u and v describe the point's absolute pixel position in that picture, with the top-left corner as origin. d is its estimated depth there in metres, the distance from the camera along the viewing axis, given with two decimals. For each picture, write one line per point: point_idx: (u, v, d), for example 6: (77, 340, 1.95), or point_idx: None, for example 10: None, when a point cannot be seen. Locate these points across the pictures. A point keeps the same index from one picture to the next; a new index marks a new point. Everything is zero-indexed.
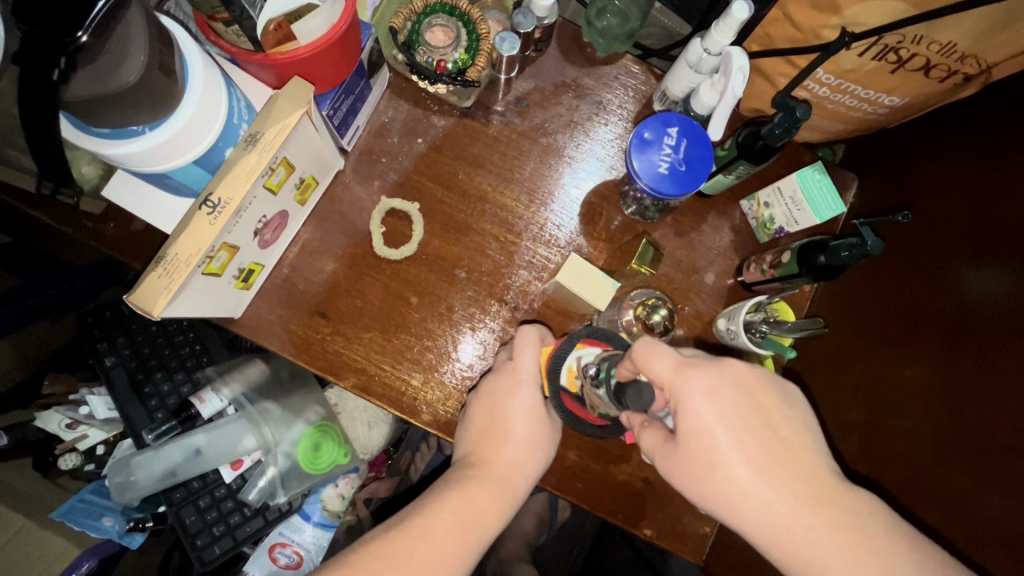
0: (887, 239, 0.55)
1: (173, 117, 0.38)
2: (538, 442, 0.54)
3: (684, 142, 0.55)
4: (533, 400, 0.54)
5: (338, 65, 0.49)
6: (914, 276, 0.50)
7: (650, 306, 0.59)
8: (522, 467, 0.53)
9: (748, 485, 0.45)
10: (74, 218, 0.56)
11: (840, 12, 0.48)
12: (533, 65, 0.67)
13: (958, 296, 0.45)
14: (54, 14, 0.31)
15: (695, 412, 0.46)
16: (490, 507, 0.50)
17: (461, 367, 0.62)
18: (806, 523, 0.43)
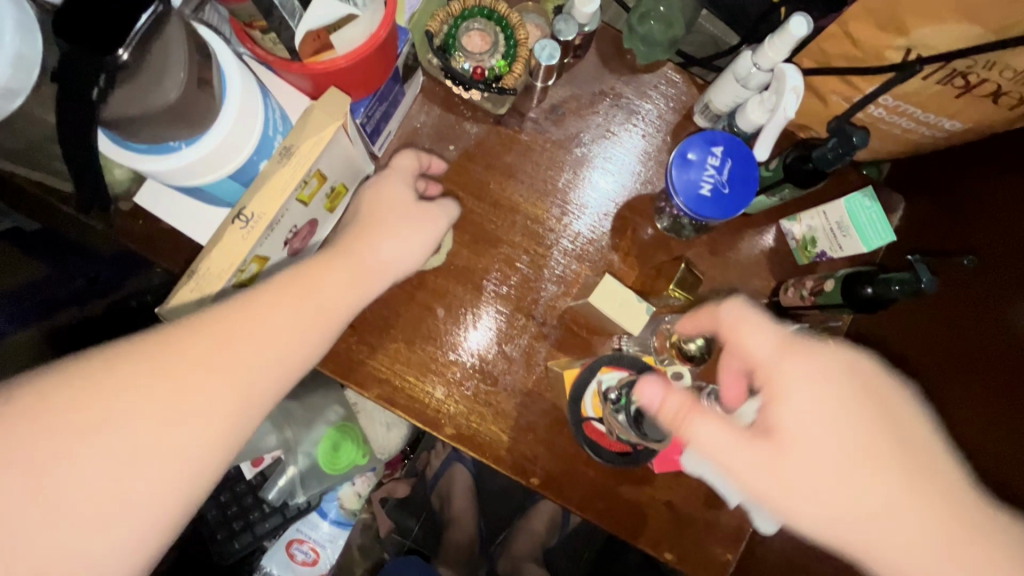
0: None
1: (210, 132, 0.38)
2: (402, 236, 0.51)
3: (728, 162, 0.52)
4: (404, 192, 0.52)
5: (374, 75, 0.48)
6: None
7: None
8: (388, 259, 0.50)
9: (846, 472, 0.40)
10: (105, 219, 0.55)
11: (907, 33, 0.45)
12: (570, 72, 0.65)
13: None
14: (95, 31, 0.30)
15: (798, 395, 0.42)
16: (328, 305, 0.46)
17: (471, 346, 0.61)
18: (899, 511, 0.39)
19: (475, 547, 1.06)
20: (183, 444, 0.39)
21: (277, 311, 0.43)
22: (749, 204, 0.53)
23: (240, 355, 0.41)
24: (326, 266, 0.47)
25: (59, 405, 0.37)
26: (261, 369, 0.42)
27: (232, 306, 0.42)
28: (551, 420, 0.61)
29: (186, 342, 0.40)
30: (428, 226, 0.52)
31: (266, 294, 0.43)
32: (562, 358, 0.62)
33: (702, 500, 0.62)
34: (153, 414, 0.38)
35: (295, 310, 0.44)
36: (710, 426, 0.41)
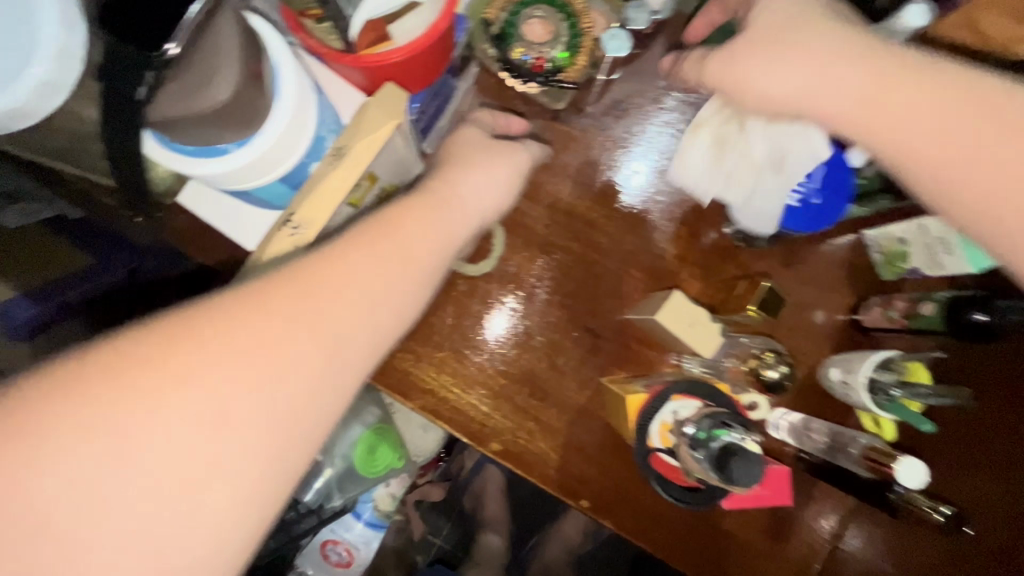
0: None
1: (260, 134, 0.35)
2: (484, 179, 0.47)
3: (822, 169, 0.47)
4: (479, 133, 0.50)
5: (432, 68, 0.44)
6: None
7: (769, 360, 0.54)
8: (467, 210, 0.44)
9: (886, 76, 0.39)
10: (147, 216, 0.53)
11: None
12: (635, 64, 0.60)
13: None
14: (144, 24, 0.28)
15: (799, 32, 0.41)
16: (419, 248, 0.40)
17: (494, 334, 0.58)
18: (961, 153, 0.37)
19: (507, 551, 1.04)
20: (273, 393, 0.33)
21: (362, 254, 0.37)
22: (841, 214, 0.49)
23: (331, 304, 0.35)
24: (411, 206, 0.41)
25: (151, 352, 0.31)
26: (352, 308, 0.36)
27: (343, 240, 0.37)
28: (603, 439, 0.58)
29: (288, 275, 0.35)
30: (511, 161, 0.49)
31: (358, 234, 0.38)
32: (617, 374, 0.57)
33: (764, 534, 0.57)
34: (257, 345, 0.32)
35: (395, 243, 0.38)
36: (745, 41, 0.43)
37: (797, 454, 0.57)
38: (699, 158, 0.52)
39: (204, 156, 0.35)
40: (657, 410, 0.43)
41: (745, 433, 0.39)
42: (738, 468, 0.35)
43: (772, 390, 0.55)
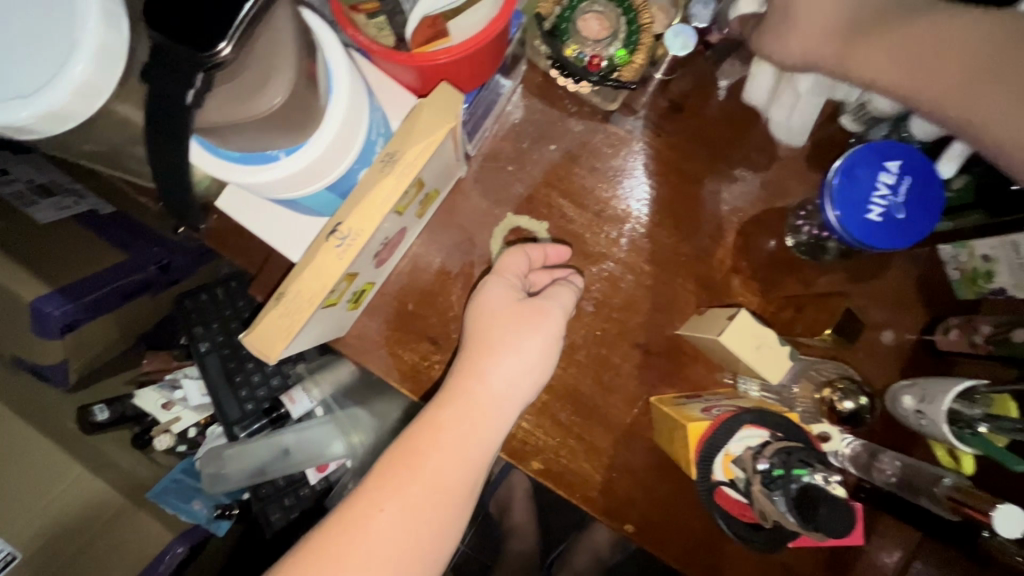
0: None
1: (310, 141, 0.32)
2: (522, 353, 0.46)
3: (907, 180, 0.43)
4: (510, 293, 0.48)
5: (487, 67, 0.41)
6: None
7: (848, 389, 0.49)
8: (502, 399, 0.46)
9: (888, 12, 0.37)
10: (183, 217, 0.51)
11: None
12: (693, 62, 0.56)
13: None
14: (196, 21, 0.25)
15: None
16: (446, 462, 0.44)
17: None
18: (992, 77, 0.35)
19: (533, 559, 1.01)
20: None
21: (391, 510, 0.42)
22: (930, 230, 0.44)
23: (376, 526, 0.41)
24: (437, 422, 0.44)
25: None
26: (394, 528, 0.42)
27: (382, 483, 0.43)
28: (650, 461, 0.55)
29: (340, 530, 0.41)
30: (544, 328, 0.47)
31: (391, 470, 0.43)
32: (667, 393, 0.54)
33: (822, 567, 0.53)
34: (336, 569, 0.40)
35: (423, 484, 0.43)
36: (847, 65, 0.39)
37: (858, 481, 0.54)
38: (764, 83, 0.51)
39: (251, 162, 0.32)
40: (720, 442, 0.40)
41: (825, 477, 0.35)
42: (816, 512, 0.32)
43: (851, 424, 0.50)
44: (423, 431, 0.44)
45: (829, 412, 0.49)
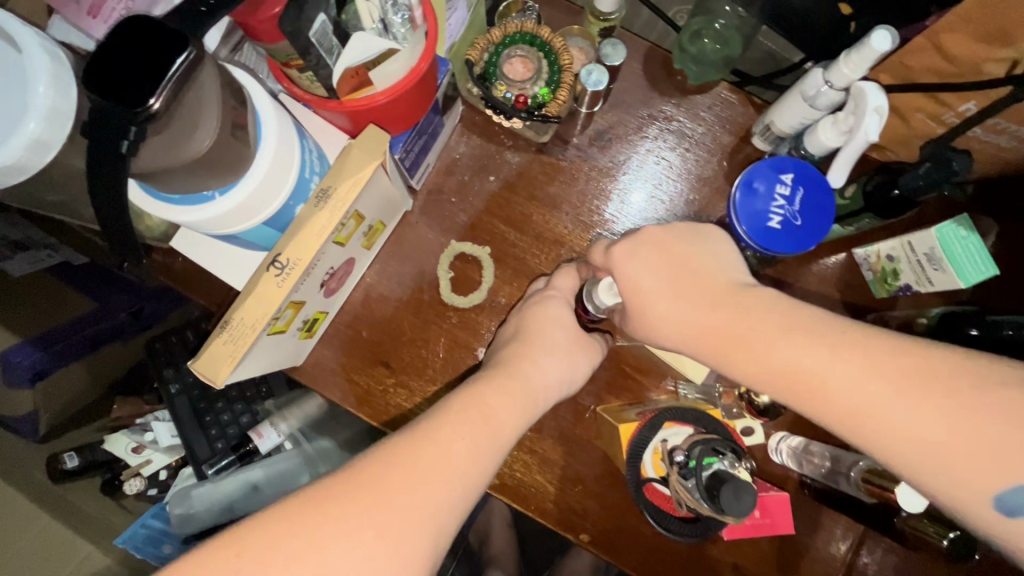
0: None
1: (243, 180, 0.36)
2: (576, 355, 0.51)
3: (800, 190, 0.47)
4: (565, 305, 0.52)
5: (414, 109, 0.45)
6: None
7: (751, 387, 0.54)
8: (554, 385, 0.48)
9: (738, 338, 0.41)
10: None
11: (1013, 43, 0.40)
12: (615, 96, 0.61)
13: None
14: (125, 80, 0.28)
15: (642, 269, 0.45)
16: (506, 424, 0.43)
17: None
18: (878, 390, 0.35)
19: None
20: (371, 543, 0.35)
21: (462, 443, 0.40)
22: (827, 234, 0.48)
23: (428, 468, 0.38)
24: (500, 387, 0.45)
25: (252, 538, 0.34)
26: (444, 470, 0.38)
27: (454, 417, 0.41)
28: (600, 469, 0.57)
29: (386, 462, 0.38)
30: (589, 350, 0.52)
31: (459, 411, 0.42)
32: (612, 404, 0.57)
33: (772, 564, 0.55)
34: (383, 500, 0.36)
35: (489, 430, 0.42)
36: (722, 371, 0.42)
37: (801, 477, 0.56)
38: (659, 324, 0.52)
39: (189, 203, 0.36)
40: (649, 439, 0.42)
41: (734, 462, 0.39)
42: (726, 494, 0.35)
43: (765, 415, 0.54)
44: (487, 388, 0.44)
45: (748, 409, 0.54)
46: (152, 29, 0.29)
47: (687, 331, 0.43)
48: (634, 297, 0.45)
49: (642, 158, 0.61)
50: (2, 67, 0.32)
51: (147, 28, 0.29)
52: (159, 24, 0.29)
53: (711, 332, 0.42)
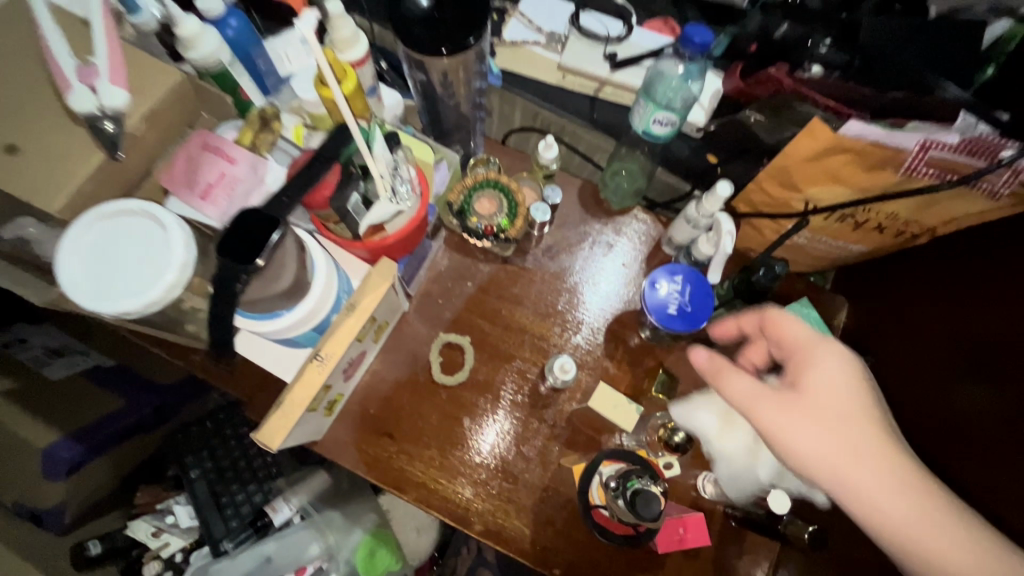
0: (883, 373, 0.64)
1: (302, 302, 0.53)
2: None
3: (688, 287, 0.69)
4: None
5: (413, 242, 0.64)
6: (915, 394, 0.58)
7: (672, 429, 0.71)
8: None
9: (862, 452, 0.46)
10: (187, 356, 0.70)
11: (802, 191, 0.61)
12: (559, 218, 0.81)
13: (951, 411, 0.52)
14: (241, 249, 0.46)
15: (832, 371, 0.50)
16: None
17: (484, 448, 0.72)
18: (959, 559, 0.41)
19: None
20: None
21: None
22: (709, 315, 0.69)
23: None
24: None
25: None
26: None
27: None
28: (566, 514, 0.70)
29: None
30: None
31: None
32: (571, 457, 0.71)
33: None
34: None
35: None
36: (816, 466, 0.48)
37: (725, 510, 0.70)
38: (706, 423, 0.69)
39: (264, 318, 0.53)
40: (594, 477, 0.59)
41: (650, 479, 0.55)
42: (639, 506, 0.52)
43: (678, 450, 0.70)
44: None
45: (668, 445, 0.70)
46: (260, 217, 0.47)
47: (827, 431, 0.48)
48: (815, 387, 0.50)
49: (585, 264, 0.79)
50: (148, 238, 0.50)
51: (254, 216, 0.47)
52: (261, 213, 0.48)
53: (835, 440, 0.47)
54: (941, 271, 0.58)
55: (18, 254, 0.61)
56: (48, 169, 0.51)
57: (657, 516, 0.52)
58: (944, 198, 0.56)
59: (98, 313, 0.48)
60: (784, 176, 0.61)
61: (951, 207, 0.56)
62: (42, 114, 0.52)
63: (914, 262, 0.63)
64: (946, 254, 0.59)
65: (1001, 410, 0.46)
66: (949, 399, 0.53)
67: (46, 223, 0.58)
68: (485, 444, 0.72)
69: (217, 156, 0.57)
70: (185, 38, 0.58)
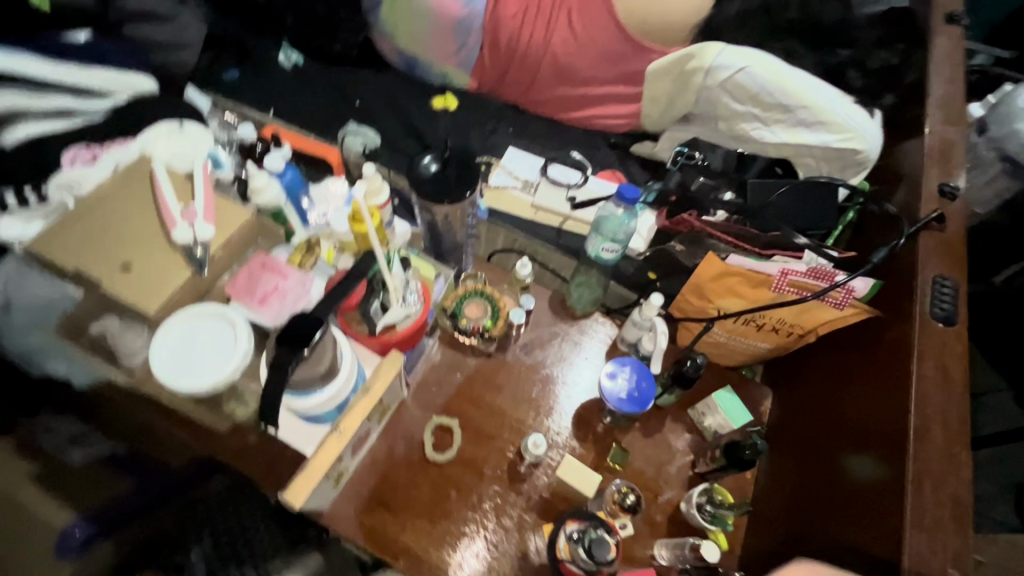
0: (798, 445, 0.80)
1: (331, 383, 0.69)
2: None
3: (635, 376, 0.86)
4: None
5: (415, 339, 0.81)
6: (819, 458, 0.74)
7: (625, 492, 0.81)
8: None
9: None
10: (210, 436, 0.83)
11: (714, 302, 0.81)
12: (533, 321, 0.99)
13: (842, 464, 0.69)
14: (295, 342, 0.63)
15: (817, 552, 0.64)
16: None
17: (479, 535, 0.81)
18: None
19: None
20: None
21: None
22: (653, 397, 0.86)
23: None
24: None
25: None
26: None
27: None
28: None
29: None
30: None
31: None
32: (544, 525, 0.82)
33: None
34: None
35: None
36: None
37: None
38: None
39: (302, 396, 0.67)
40: (559, 533, 0.69)
41: (605, 531, 0.68)
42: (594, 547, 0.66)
43: (630, 511, 0.80)
44: None
45: (621, 508, 0.79)
46: (312, 317, 0.64)
47: None
48: None
49: (556, 359, 0.96)
50: (222, 334, 0.66)
51: (305, 317, 0.64)
52: (311, 315, 0.65)
53: None
54: (838, 362, 0.78)
55: (94, 345, 0.75)
56: (151, 283, 0.68)
57: (610, 560, 0.65)
58: (812, 309, 0.76)
59: (176, 388, 0.63)
60: (699, 291, 0.82)
61: (817, 315, 0.77)
62: (151, 242, 0.70)
63: (817, 358, 0.84)
64: (839, 348, 0.79)
65: (868, 469, 0.64)
66: (844, 458, 0.69)
67: (127, 320, 0.74)
68: (478, 530, 0.82)
69: (272, 273, 0.75)
70: (256, 187, 0.80)
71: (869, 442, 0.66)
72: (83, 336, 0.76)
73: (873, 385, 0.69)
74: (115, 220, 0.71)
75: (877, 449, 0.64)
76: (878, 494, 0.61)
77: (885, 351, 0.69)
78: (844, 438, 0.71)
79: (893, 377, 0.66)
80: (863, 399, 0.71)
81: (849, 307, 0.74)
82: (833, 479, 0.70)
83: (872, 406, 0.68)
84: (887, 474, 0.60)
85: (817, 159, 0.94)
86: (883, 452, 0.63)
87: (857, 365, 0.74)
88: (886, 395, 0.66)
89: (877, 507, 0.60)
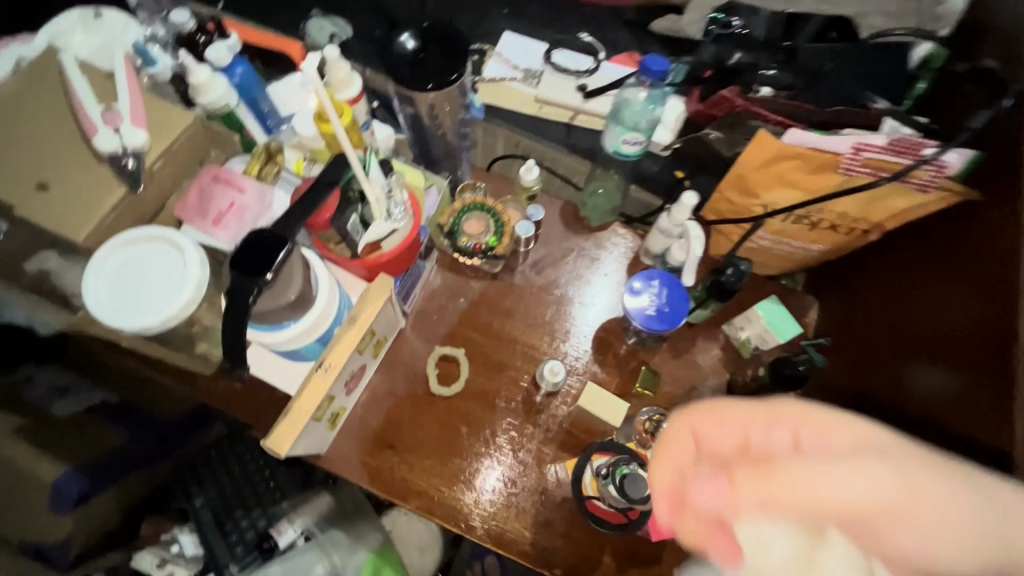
0: (852, 359, 0.70)
1: (308, 313, 0.59)
2: None
3: (664, 289, 0.75)
4: None
5: (409, 260, 0.69)
6: (879, 375, 0.64)
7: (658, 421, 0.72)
8: None
9: None
10: (191, 381, 0.74)
11: (760, 197, 0.69)
12: (543, 236, 0.86)
13: (912, 381, 0.59)
14: (253, 265, 0.51)
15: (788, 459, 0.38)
16: None
17: (495, 467, 0.74)
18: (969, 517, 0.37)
19: None
20: None
21: None
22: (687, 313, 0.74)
23: None
24: None
25: None
26: None
27: None
28: (565, 515, 0.72)
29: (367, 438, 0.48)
30: None
31: None
32: (566, 457, 0.74)
33: None
34: None
35: None
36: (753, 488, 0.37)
37: None
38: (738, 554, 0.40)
39: (274, 330, 0.58)
40: (585, 468, 0.61)
41: (638, 465, 0.59)
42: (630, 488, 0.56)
43: None
44: None
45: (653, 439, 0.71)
46: (271, 235, 0.53)
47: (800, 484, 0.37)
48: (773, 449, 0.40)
49: (572, 276, 0.84)
50: (172, 262, 0.54)
51: (263, 236, 0.52)
52: (271, 233, 0.53)
53: None
54: (905, 257, 0.67)
55: (38, 285, 0.65)
56: (76, 204, 0.56)
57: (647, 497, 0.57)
58: (884, 196, 0.64)
59: (118, 327, 0.52)
60: (742, 185, 0.69)
61: (888, 205, 0.64)
62: (70, 153, 0.58)
63: (876, 260, 0.72)
64: (909, 243, 0.66)
65: (946, 384, 0.53)
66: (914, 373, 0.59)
67: (68, 255, 0.63)
68: (488, 470, 0.74)
69: (225, 186, 0.62)
70: (198, 83, 0.65)
71: (948, 351, 0.55)
72: (24, 277, 0.65)
73: (957, 282, 0.56)
74: (24, 129, 0.58)
75: (960, 359, 0.52)
76: (964, 415, 0.50)
77: (979, 237, 0.55)
78: (914, 349, 0.59)
79: (985, 271, 0.53)
80: (939, 301, 0.58)
81: (937, 189, 0.59)
82: (901, 401, 0.59)
83: (956, 307, 0.55)
84: (979, 388, 0.49)
85: (884, 17, 0.76)
86: (968, 358, 0.51)
87: (935, 261, 0.61)
88: (968, 294, 0.54)
89: (963, 431, 0.49)
